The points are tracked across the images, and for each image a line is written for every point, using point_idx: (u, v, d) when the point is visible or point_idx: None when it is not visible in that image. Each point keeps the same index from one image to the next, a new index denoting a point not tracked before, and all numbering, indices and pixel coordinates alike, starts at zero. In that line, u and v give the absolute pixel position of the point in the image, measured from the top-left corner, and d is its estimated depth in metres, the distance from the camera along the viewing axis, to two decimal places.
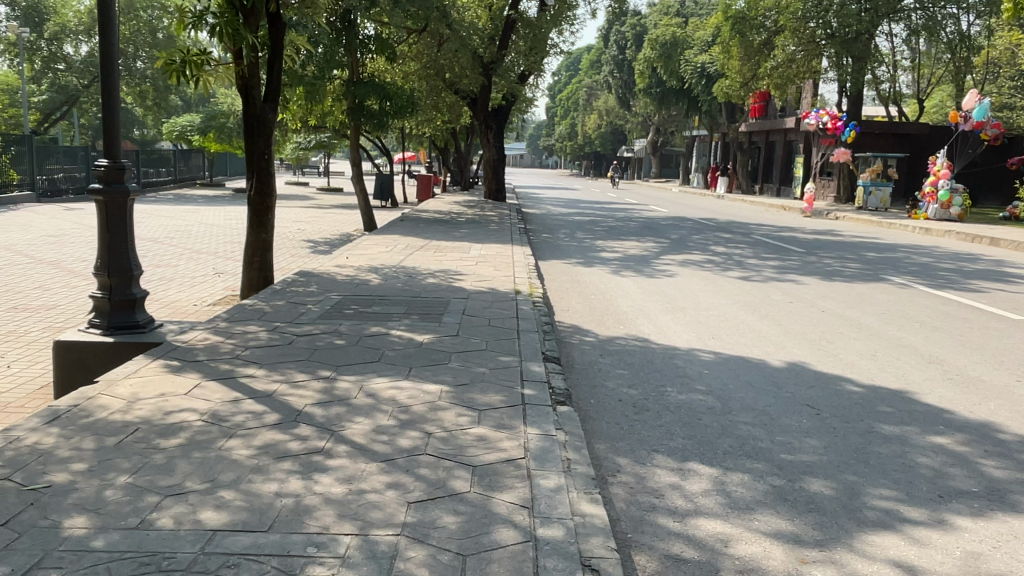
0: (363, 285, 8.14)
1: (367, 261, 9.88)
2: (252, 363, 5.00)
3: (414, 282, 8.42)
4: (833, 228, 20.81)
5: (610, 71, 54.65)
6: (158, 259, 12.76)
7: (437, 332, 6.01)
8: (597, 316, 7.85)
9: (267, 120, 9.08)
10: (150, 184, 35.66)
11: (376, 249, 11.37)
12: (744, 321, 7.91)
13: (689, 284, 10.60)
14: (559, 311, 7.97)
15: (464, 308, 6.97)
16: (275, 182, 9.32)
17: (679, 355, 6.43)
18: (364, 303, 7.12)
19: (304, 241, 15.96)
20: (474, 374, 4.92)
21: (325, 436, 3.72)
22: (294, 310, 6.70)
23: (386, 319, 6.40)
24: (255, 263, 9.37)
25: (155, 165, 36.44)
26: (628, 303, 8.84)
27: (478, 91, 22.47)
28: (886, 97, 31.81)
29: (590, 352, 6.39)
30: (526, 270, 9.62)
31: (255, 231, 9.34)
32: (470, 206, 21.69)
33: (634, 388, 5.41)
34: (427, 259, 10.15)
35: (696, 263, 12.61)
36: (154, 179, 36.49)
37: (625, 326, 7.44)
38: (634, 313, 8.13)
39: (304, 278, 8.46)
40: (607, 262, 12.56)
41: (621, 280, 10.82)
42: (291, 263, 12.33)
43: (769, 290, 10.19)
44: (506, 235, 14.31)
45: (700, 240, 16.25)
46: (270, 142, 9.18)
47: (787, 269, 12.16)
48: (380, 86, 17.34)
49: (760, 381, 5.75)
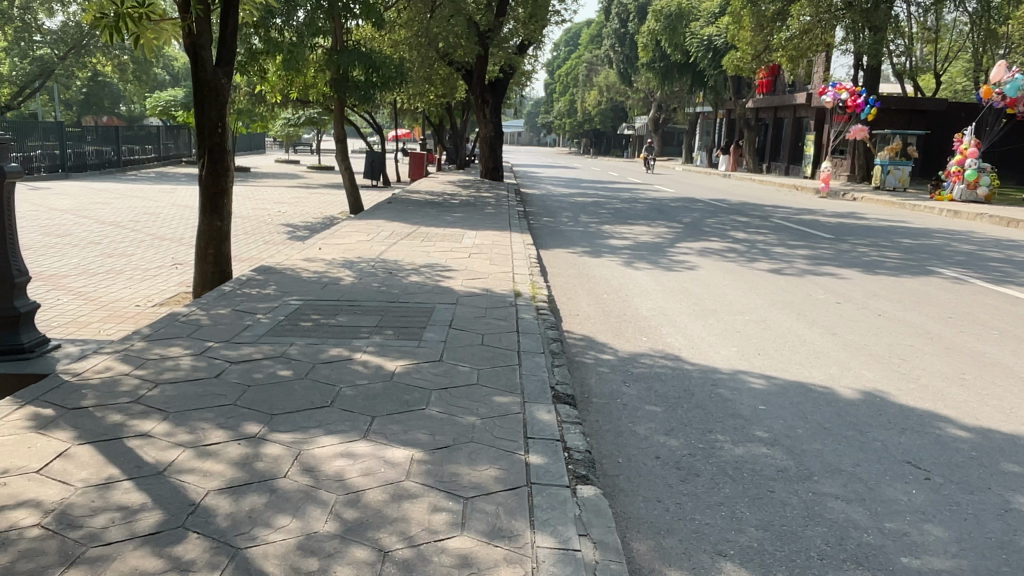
0: (333, 286, 6.75)
1: (342, 253, 8.50)
2: (154, 412, 3.63)
3: (393, 281, 7.05)
4: (855, 211, 19.45)
5: (612, 46, 52.77)
6: (112, 247, 11.28)
7: (415, 356, 4.64)
8: (615, 324, 6.51)
9: (220, 87, 7.64)
10: (133, 162, 33.95)
11: (355, 237, 9.98)
12: (791, 330, 6.58)
13: (715, 279, 9.23)
14: (568, 318, 6.64)
15: (451, 318, 5.58)
16: (231, 159, 7.84)
17: (723, 382, 5.08)
18: (327, 311, 5.72)
19: (283, 225, 14.52)
20: (461, 427, 3.55)
21: (220, 566, 2.37)
22: (237, 323, 5.32)
23: (353, 337, 5.03)
24: (209, 255, 7.90)
25: (138, 141, 34.80)
26: (648, 303, 7.47)
27: (474, 62, 20.88)
28: (902, 71, 30.30)
29: (612, 379, 5.04)
30: (528, 264, 8.22)
31: (207, 218, 7.88)
32: (466, 187, 20.34)
33: (673, 436, 4.07)
34: (413, 251, 8.73)
35: (718, 253, 11.24)
36: (138, 156, 34.91)
37: (648, 337, 6.13)
38: (657, 318, 6.82)
39: (262, 275, 7.05)
40: (617, 250, 11.17)
41: (636, 273, 9.43)
42: (261, 254, 10.88)
43: (810, 286, 8.82)
44: (504, 219, 12.90)
45: (717, 224, 14.93)
46: (225, 113, 7.73)
47: (821, 259, 10.82)
48: (367, 55, 15.63)
49: (836, 424, 4.41)
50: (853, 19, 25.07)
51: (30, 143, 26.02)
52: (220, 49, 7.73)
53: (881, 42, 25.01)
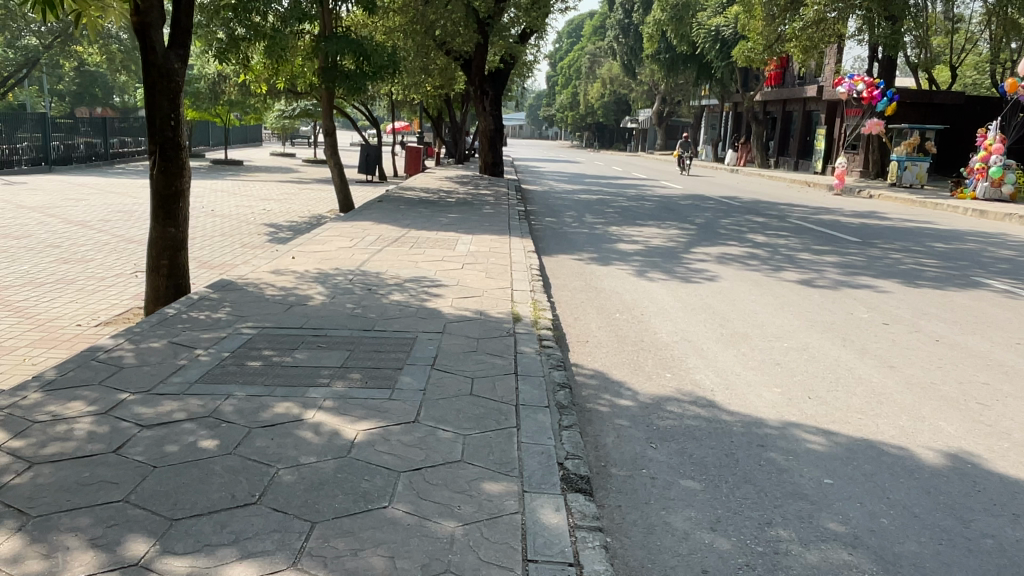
0: (298, 306, 5.72)
1: (318, 263, 7.46)
2: (10, 518, 2.62)
3: (371, 301, 6.01)
4: (875, 209, 18.40)
5: (615, 37, 51.57)
6: (71, 250, 10.25)
7: (383, 414, 3.61)
8: (632, 356, 5.49)
9: (173, 72, 6.60)
10: (123, 155, 32.95)
11: (338, 243, 8.96)
12: (841, 364, 5.57)
13: (740, 292, 8.17)
14: (576, 347, 5.63)
15: (435, 355, 4.56)
16: (187, 157, 6.80)
17: (772, 443, 4.06)
18: (284, 344, 4.69)
19: (265, 225, 13.52)
20: (436, 543, 2.53)
21: None
22: (168, 362, 4.29)
23: (311, 383, 4.01)
24: (162, 267, 6.85)
25: (129, 133, 33.74)
26: (669, 325, 6.44)
27: (473, 52, 19.81)
28: (919, 64, 29.15)
29: (635, 437, 4.02)
30: (528, 277, 7.21)
31: (160, 225, 6.83)
32: (463, 183, 19.28)
33: (721, 535, 3.05)
34: (398, 261, 7.73)
35: (737, 259, 10.20)
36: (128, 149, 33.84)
37: (673, 373, 5.12)
38: (681, 345, 5.84)
39: (218, 293, 6.02)
40: (627, 257, 10.15)
41: (650, 284, 8.40)
42: (233, 259, 9.87)
43: (848, 302, 7.80)
44: (503, 220, 11.88)
45: (732, 225, 13.92)
46: (178, 103, 6.69)
47: (853, 267, 9.80)
48: (357, 41, 14.49)
49: (930, 510, 3.39)
50: (870, 8, 23.88)
51: (19, 135, 25.21)
52: (172, 31, 6.70)
53: (898, 31, 24.12)
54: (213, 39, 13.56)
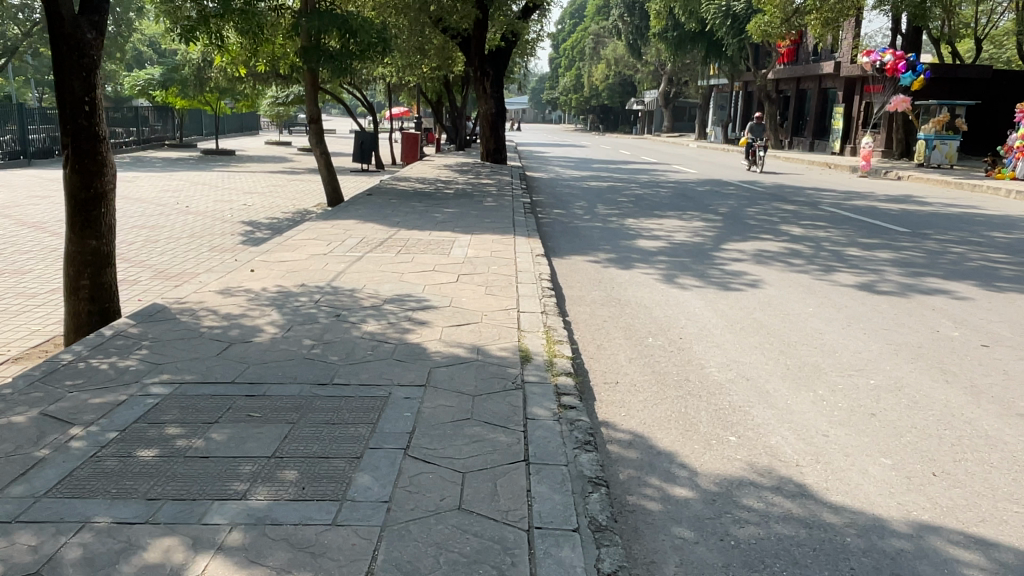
0: (240, 345, 4.35)
1: (280, 278, 6.09)
2: None
3: (339, 333, 4.64)
4: (911, 193, 16.93)
5: (620, 15, 49.38)
6: (10, 259, 8.89)
7: (317, 565, 2.25)
8: (680, 408, 4.13)
9: (88, 46, 5.20)
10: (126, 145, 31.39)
11: (312, 248, 7.59)
12: (955, 413, 4.20)
13: (793, 301, 6.79)
14: (604, 395, 4.28)
15: (411, 430, 3.20)
16: (109, 150, 5.42)
17: (913, 571, 2.71)
18: (202, 413, 3.34)
19: (242, 222, 12.17)
20: None
21: None
22: (21, 456, 2.94)
23: (217, 493, 2.66)
24: (83, 289, 5.50)
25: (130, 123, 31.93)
26: (716, 356, 5.06)
27: (471, 29, 18.21)
28: (945, 36, 27.54)
29: (707, 565, 2.68)
30: (539, 293, 5.83)
31: (77, 238, 5.46)
32: (462, 171, 17.86)
33: None
34: (378, 272, 6.37)
35: (777, 257, 8.84)
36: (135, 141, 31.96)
37: (740, 437, 3.77)
38: (741, 388, 4.49)
39: (141, 328, 4.66)
40: (649, 256, 8.79)
41: (683, 292, 7.02)
42: (195, 268, 8.52)
43: (926, 313, 6.41)
44: (505, 215, 10.48)
45: (761, 215, 12.52)
46: (95, 85, 5.31)
47: (915, 266, 8.43)
48: (341, 16, 13.05)
49: None
50: None
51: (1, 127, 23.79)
52: None
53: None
54: (181, 16, 11.97)
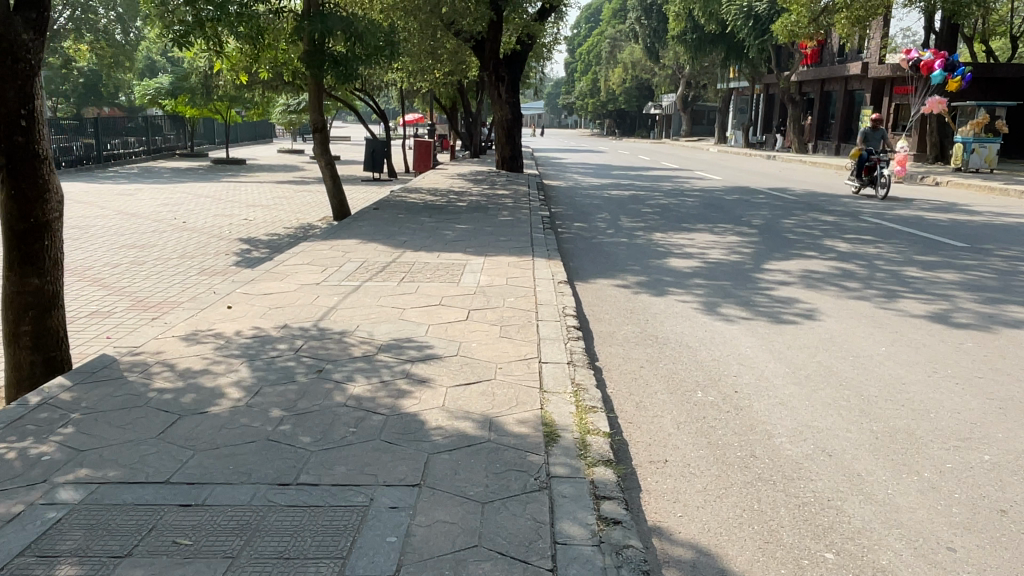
0: (192, 418, 3.46)
1: (260, 318, 5.18)
2: None
3: (319, 399, 3.72)
4: (957, 200, 15.77)
5: (637, 18, 48.23)
6: None
7: None
8: (753, 503, 3.20)
9: (24, 50, 4.33)
10: (138, 155, 30.86)
11: (306, 276, 6.73)
12: None
13: (860, 336, 5.82)
14: (652, 483, 3.35)
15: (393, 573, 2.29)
16: (51, 171, 4.56)
17: None
18: (110, 542, 2.45)
19: (240, 239, 11.40)
20: None
21: None
22: None
23: None
24: (24, 336, 4.66)
25: (143, 134, 31.39)
26: (784, 420, 4.09)
27: (485, 32, 17.36)
28: (982, 35, 26.24)
29: None
30: (563, 336, 4.87)
31: (15, 276, 4.61)
32: (476, 180, 17.00)
33: None
34: (376, 309, 5.45)
35: (828, 279, 7.85)
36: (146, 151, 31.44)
37: (840, 554, 2.84)
38: (823, 468, 3.54)
39: (75, 393, 3.78)
40: (683, 279, 7.85)
41: (730, 326, 6.06)
42: (179, 296, 7.70)
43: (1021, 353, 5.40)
44: (523, 231, 9.58)
45: (799, 227, 11.53)
46: (31, 94, 4.43)
47: (988, 290, 7.40)
48: (346, 18, 12.15)
49: None
50: None
51: None
52: None
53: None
54: (174, 20, 11.11)
